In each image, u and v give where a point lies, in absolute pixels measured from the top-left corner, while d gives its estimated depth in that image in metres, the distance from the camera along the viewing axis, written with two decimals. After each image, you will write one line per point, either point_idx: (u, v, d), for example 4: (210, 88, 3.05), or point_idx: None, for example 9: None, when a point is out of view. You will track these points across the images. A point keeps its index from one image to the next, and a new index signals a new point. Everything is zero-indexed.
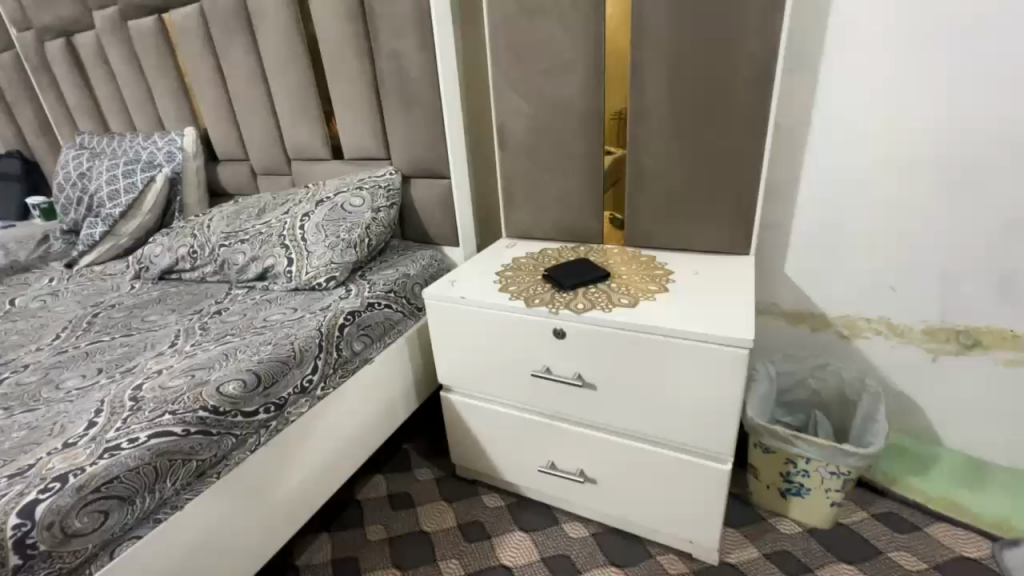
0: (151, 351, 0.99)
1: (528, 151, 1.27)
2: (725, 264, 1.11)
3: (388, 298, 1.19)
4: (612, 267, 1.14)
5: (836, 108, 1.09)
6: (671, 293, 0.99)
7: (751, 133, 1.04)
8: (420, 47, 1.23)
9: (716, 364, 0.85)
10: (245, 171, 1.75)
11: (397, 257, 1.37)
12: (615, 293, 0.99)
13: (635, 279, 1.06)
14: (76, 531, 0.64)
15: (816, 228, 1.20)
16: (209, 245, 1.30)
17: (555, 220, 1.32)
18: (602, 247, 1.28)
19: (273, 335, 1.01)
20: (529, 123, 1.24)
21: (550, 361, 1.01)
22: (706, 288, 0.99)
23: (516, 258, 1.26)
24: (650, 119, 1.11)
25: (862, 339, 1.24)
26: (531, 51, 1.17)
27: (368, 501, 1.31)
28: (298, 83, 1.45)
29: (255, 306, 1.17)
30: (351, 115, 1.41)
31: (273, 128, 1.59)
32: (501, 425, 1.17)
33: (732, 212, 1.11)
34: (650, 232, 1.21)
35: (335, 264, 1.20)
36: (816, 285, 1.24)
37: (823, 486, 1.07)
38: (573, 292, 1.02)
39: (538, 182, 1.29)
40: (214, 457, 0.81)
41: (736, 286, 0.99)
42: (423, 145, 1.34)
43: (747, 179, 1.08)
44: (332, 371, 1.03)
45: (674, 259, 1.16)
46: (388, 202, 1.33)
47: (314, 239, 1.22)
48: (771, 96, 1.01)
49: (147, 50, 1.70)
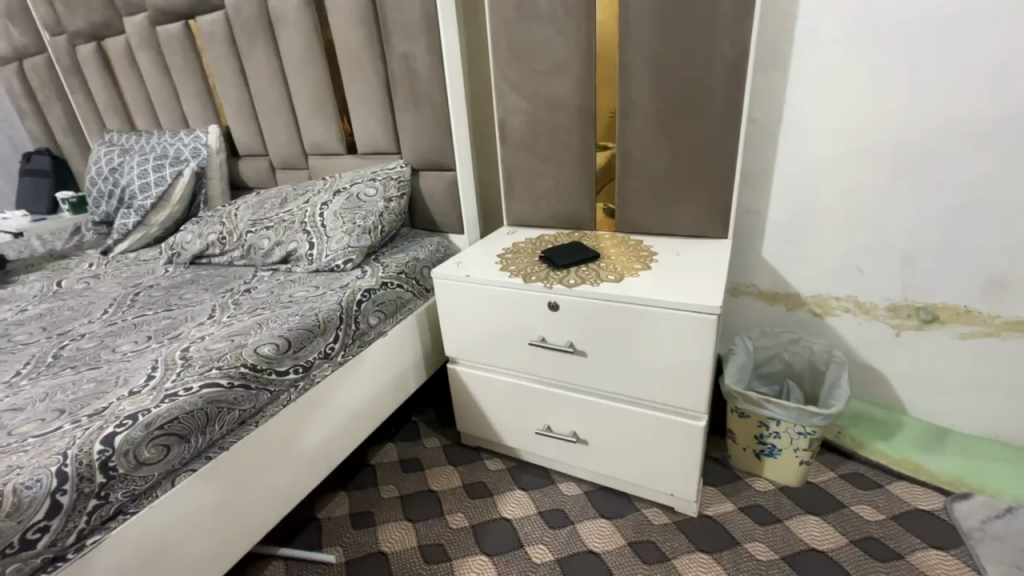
0: (192, 321, 1.12)
1: (527, 145, 1.39)
2: (705, 246, 1.23)
3: (399, 279, 1.32)
4: (602, 249, 1.26)
5: (805, 104, 1.20)
6: (653, 270, 1.11)
7: (726, 128, 1.16)
8: (429, 50, 1.36)
9: (690, 329, 0.97)
10: (264, 165, 1.88)
11: (407, 243, 1.49)
12: (602, 271, 1.12)
13: (622, 259, 1.18)
14: (146, 459, 0.77)
15: (788, 213, 1.31)
16: (237, 232, 1.43)
17: (552, 209, 1.44)
18: (595, 233, 1.40)
19: (299, 308, 1.13)
20: (527, 119, 1.36)
21: (545, 332, 1.13)
22: (685, 266, 1.11)
23: (516, 243, 1.38)
24: (636, 115, 1.23)
25: (832, 316, 1.36)
26: (530, 54, 1.29)
27: (382, 465, 1.43)
28: (316, 84, 1.58)
29: (280, 285, 1.30)
30: (365, 113, 1.53)
31: (292, 125, 1.72)
32: (502, 393, 1.29)
33: (711, 199, 1.23)
34: (637, 219, 1.33)
35: (352, 247, 1.32)
36: (790, 266, 1.36)
37: (791, 446, 1.19)
38: (566, 270, 1.15)
39: (536, 173, 1.41)
40: (253, 408, 0.94)
41: (711, 264, 1.11)
42: (431, 139, 1.46)
43: (723, 169, 1.20)
44: (350, 341, 1.16)
45: (659, 242, 1.28)
46: (399, 192, 1.46)
47: (332, 225, 1.35)
48: (743, 93, 1.12)
49: (174, 53, 1.83)
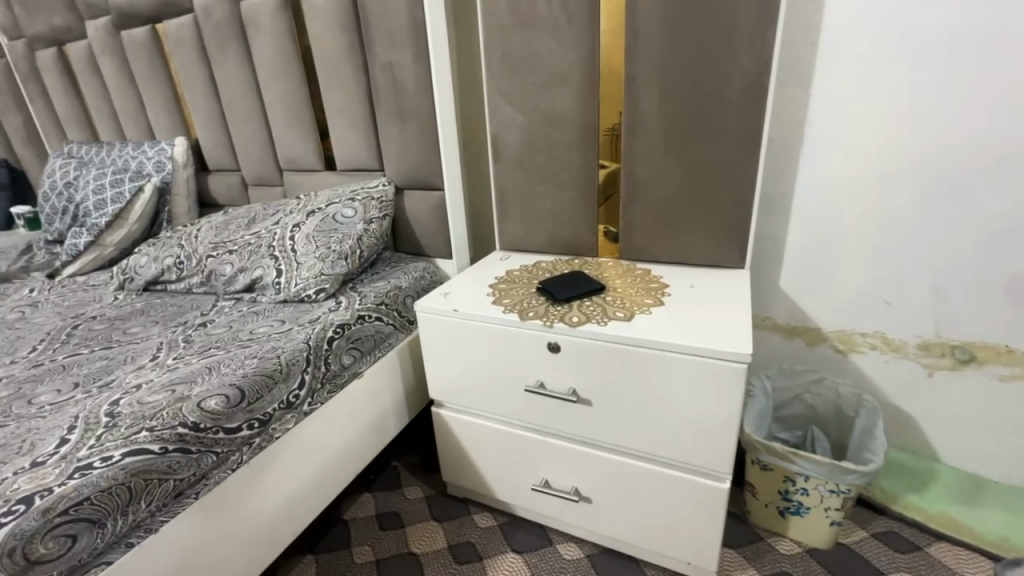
0: (131, 364, 0.95)
1: (523, 163, 1.27)
2: (720, 277, 1.11)
3: (379, 311, 1.18)
4: (606, 279, 1.14)
5: (827, 120, 1.09)
6: (665, 305, 0.98)
7: (743, 149, 1.04)
8: (415, 58, 1.23)
9: (712, 379, 0.83)
10: (235, 180, 1.72)
11: (389, 269, 1.35)
12: (610, 307, 0.99)
13: (630, 292, 1.05)
14: (40, 557, 0.61)
15: (808, 240, 1.19)
16: (196, 256, 1.27)
17: (550, 233, 1.31)
18: (597, 259, 1.27)
19: (260, 348, 0.97)
20: (523, 135, 1.24)
21: (544, 376, 0.99)
22: (702, 302, 0.99)
23: (510, 271, 1.25)
24: (645, 132, 1.11)
25: (857, 353, 1.23)
26: (526, 64, 1.17)
27: (356, 520, 1.26)
28: (292, 93, 1.44)
29: (242, 318, 1.14)
30: (345, 126, 1.40)
31: (265, 138, 1.57)
32: (493, 442, 1.14)
33: (725, 226, 1.11)
34: (646, 244, 1.20)
35: (326, 275, 1.18)
36: (811, 298, 1.23)
37: (821, 504, 1.05)
38: (568, 304, 1.01)
39: (533, 194, 1.29)
40: (193, 476, 0.78)
41: (730, 300, 0.98)
42: (416, 156, 1.33)
43: (740, 193, 1.08)
44: (319, 386, 1.00)
45: (669, 272, 1.15)
46: (381, 213, 1.33)
47: (303, 249, 1.20)
48: (765, 110, 1.01)
49: (139, 59, 1.68)
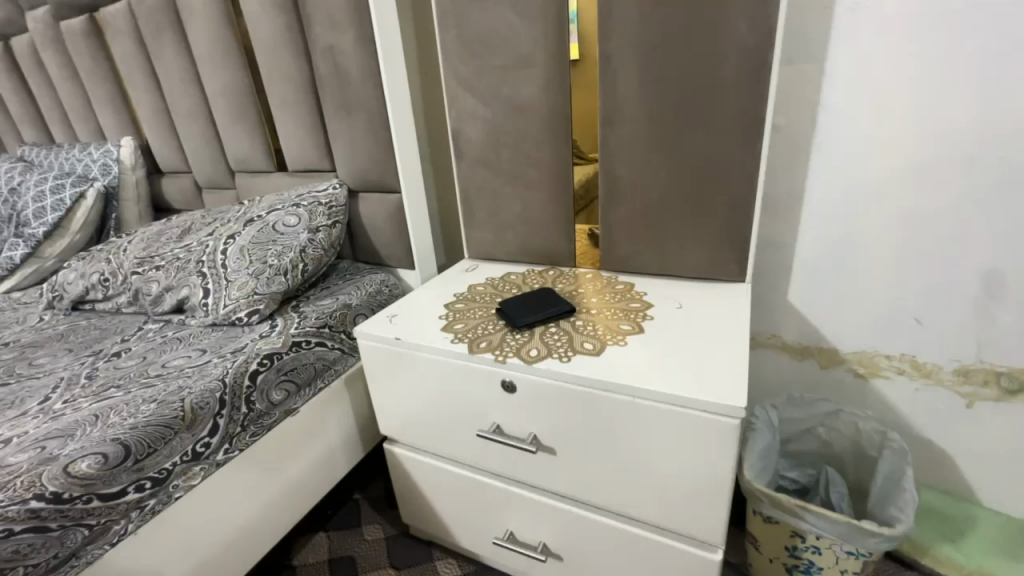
0: (16, 409, 0.82)
1: (486, 161, 1.10)
2: (714, 294, 0.93)
3: (320, 335, 1.03)
4: (579, 296, 0.97)
5: (846, 103, 0.90)
6: (645, 335, 0.81)
7: (740, 143, 0.86)
8: (359, 41, 1.06)
9: (697, 434, 0.67)
10: (188, 183, 1.58)
11: (341, 283, 1.20)
12: (576, 335, 0.82)
13: (605, 315, 0.88)
14: None
15: (822, 247, 1.01)
16: (121, 272, 1.13)
17: (520, 240, 1.14)
18: (574, 271, 1.10)
19: (164, 388, 0.83)
20: (486, 128, 1.07)
21: (500, 419, 0.83)
22: (689, 329, 0.81)
23: (473, 285, 1.09)
24: (624, 122, 0.93)
25: (880, 378, 1.05)
26: (485, 45, 0.99)
27: (305, 567, 1.13)
28: (234, 86, 1.29)
29: (162, 346, 1.00)
30: (291, 121, 1.24)
31: (212, 136, 1.43)
32: (451, 486, 0.98)
33: (720, 234, 0.93)
34: (628, 254, 1.02)
35: (260, 295, 1.03)
36: (825, 315, 1.05)
37: (837, 566, 0.88)
38: (529, 331, 0.85)
39: (499, 197, 1.12)
40: (54, 558, 0.65)
41: (723, 325, 0.81)
42: (368, 154, 1.17)
43: (737, 194, 0.89)
44: (238, 431, 0.86)
45: (655, 287, 0.98)
46: (330, 220, 1.18)
47: (235, 265, 1.05)
48: (767, 94, 0.82)
49: (80, 52, 1.54)
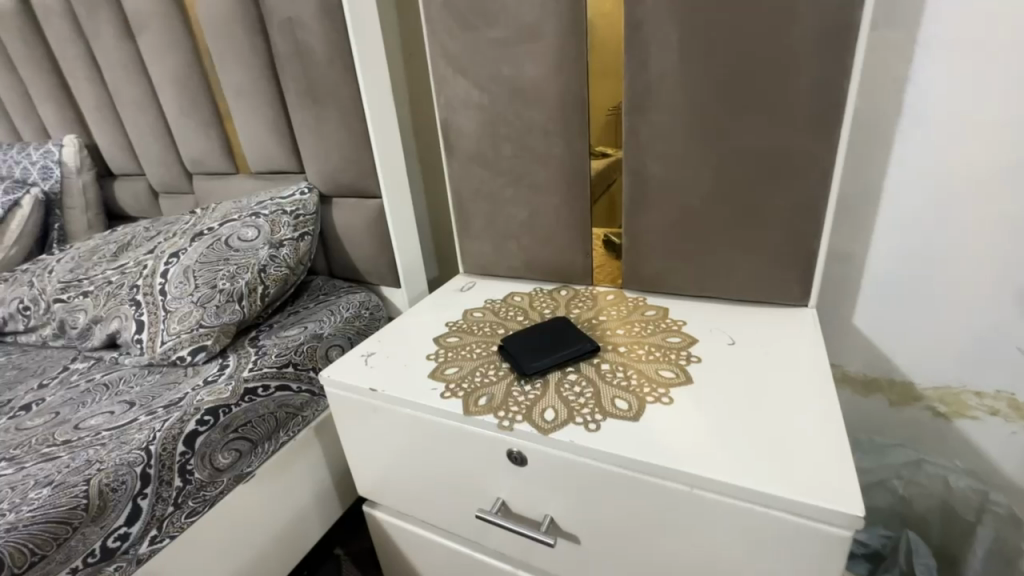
0: None
1: (482, 158, 0.90)
2: (772, 324, 0.75)
3: (282, 376, 0.84)
4: (601, 328, 0.78)
5: (940, 80, 0.70)
6: (694, 387, 0.62)
7: (810, 134, 0.67)
8: (323, 13, 0.86)
9: (786, 544, 0.49)
10: (142, 187, 1.38)
11: (313, 306, 1.01)
12: (602, 388, 0.63)
13: (638, 356, 0.69)
14: None
15: (899, 261, 0.81)
16: (43, 299, 0.94)
17: (525, 254, 0.94)
18: (592, 291, 0.91)
19: (67, 462, 0.64)
20: (481, 119, 0.87)
21: (506, 495, 0.65)
22: (754, 380, 0.63)
23: (470, 310, 0.89)
24: (658, 109, 0.73)
25: (967, 419, 0.85)
26: (478, 13, 0.79)
27: None
28: (183, 73, 1.09)
29: (83, 395, 0.80)
30: (250, 114, 1.04)
31: (164, 133, 1.23)
32: (445, 563, 0.80)
33: (779, 249, 0.74)
34: (660, 272, 0.83)
35: (207, 328, 0.84)
36: (898, 342, 0.86)
37: None
38: (541, 381, 0.66)
39: (499, 201, 0.92)
40: None
41: (797, 375, 0.63)
42: (340, 152, 0.97)
43: (804, 199, 0.70)
44: (171, 512, 0.67)
45: (696, 315, 0.79)
46: (297, 232, 0.98)
47: (176, 291, 0.86)
48: (851, 68, 0.63)
49: (11, 36, 1.33)
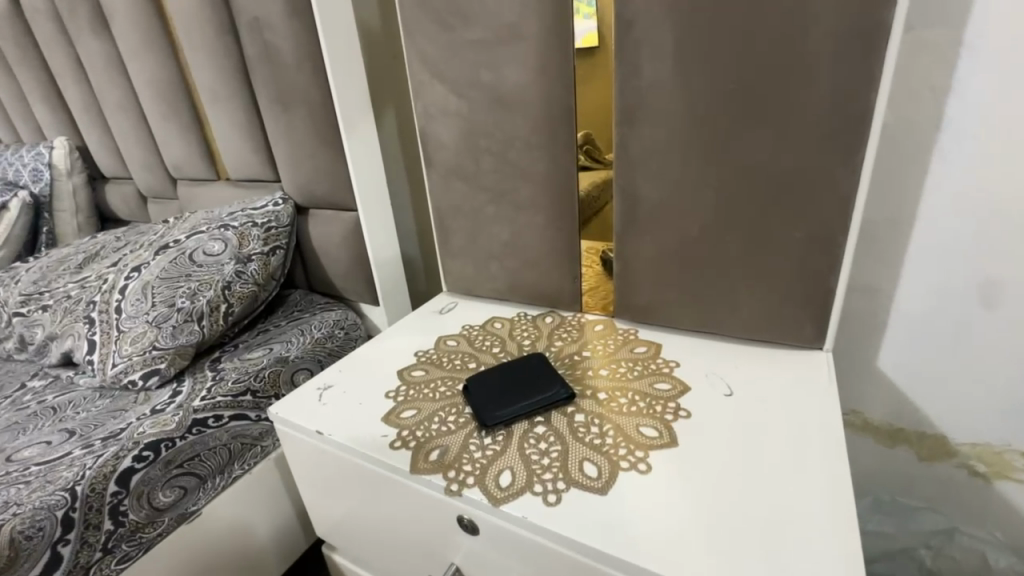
0: None
1: (460, 171, 0.82)
2: (779, 370, 0.65)
3: (238, 405, 0.78)
4: (582, 367, 0.69)
5: (990, 91, 0.59)
6: (679, 453, 0.53)
7: (828, 155, 0.57)
8: (291, 12, 0.79)
9: None
10: (130, 191, 1.35)
11: (285, 325, 0.95)
12: (570, 447, 0.55)
13: (618, 406, 0.60)
14: None
15: (933, 299, 0.70)
16: (6, 311, 0.91)
17: (507, 275, 0.86)
18: (579, 319, 0.82)
19: None
20: (459, 128, 0.79)
21: (461, 562, 0.57)
22: (750, 448, 0.54)
23: (444, 336, 0.81)
24: (651, 121, 0.64)
25: (1011, 483, 0.73)
26: (453, 12, 0.71)
27: None
28: (161, 75, 1.04)
29: (29, 419, 0.76)
30: (225, 120, 0.99)
31: (147, 137, 1.19)
32: None
33: (790, 285, 0.64)
34: (653, 304, 0.74)
35: (161, 350, 0.79)
36: (930, 390, 0.75)
37: None
38: (504, 433, 0.58)
39: (479, 218, 0.84)
40: None
41: (804, 444, 0.54)
42: (314, 161, 0.91)
43: (818, 230, 0.60)
44: (98, 559, 0.62)
45: (692, 354, 0.69)
46: (267, 246, 0.92)
47: (131, 310, 0.81)
48: (879, 79, 0.52)
49: (5, 37, 1.31)
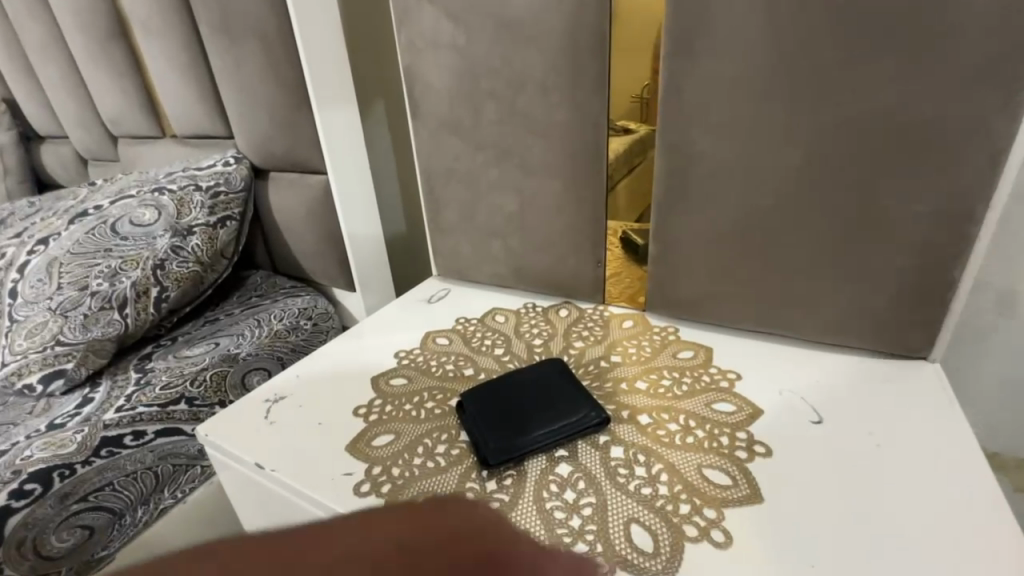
0: None
1: (454, 123, 0.64)
2: (878, 387, 0.49)
3: (166, 418, 0.61)
4: (613, 378, 0.53)
5: None
6: (769, 521, 0.38)
7: (982, 93, 0.39)
8: None
9: None
10: (68, 152, 1.15)
11: (238, 314, 0.78)
12: (609, 502, 0.39)
13: (670, 439, 0.44)
14: None
15: None
16: None
17: (512, 257, 0.69)
18: (602, 313, 0.65)
19: None
20: (454, 67, 0.61)
21: None
22: (866, 516, 0.38)
23: (432, 331, 0.65)
24: (718, 47, 0.46)
25: None
26: None
27: None
28: (87, 4, 0.84)
29: None
30: (163, 59, 0.79)
31: (79, 85, 0.99)
32: None
33: (897, 277, 0.47)
34: (701, 297, 0.57)
35: (67, 347, 0.63)
36: None
37: None
38: (512, 474, 0.42)
39: (478, 185, 0.67)
40: None
41: (937, 508, 0.38)
42: (272, 111, 0.73)
43: (950, 203, 0.43)
44: None
45: (754, 363, 0.53)
46: (213, 215, 0.73)
47: (32, 295, 0.66)
48: None
49: None
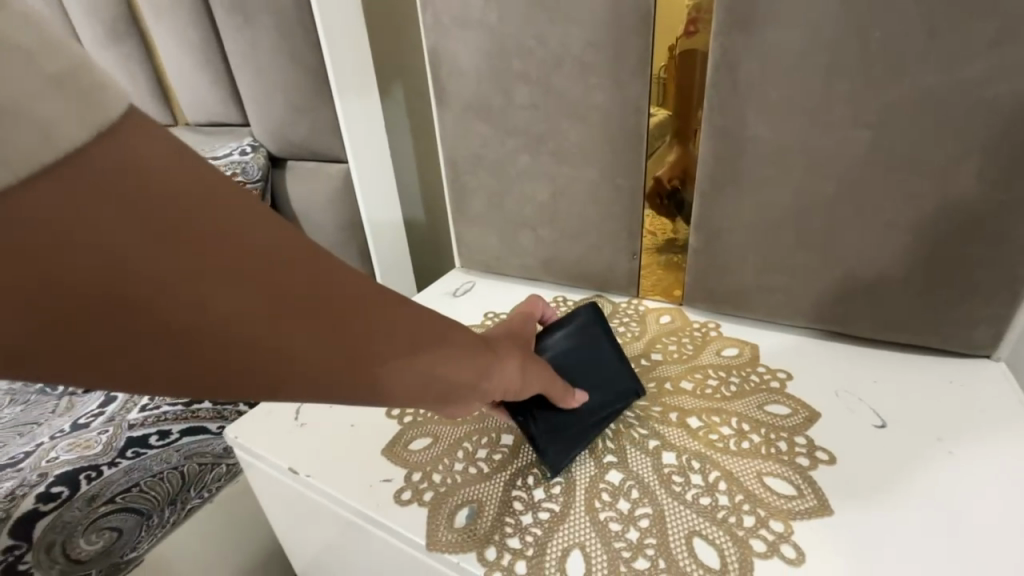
0: None
1: (483, 107, 0.61)
2: (941, 389, 0.46)
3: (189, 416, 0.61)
4: (657, 377, 0.50)
5: None
6: (840, 539, 0.36)
7: None
8: None
9: None
10: None
11: None
12: (667, 512, 0.37)
13: (725, 445, 0.42)
14: None
15: None
16: None
17: (542, 248, 0.67)
18: (638, 306, 0.63)
19: None
20: (484, 46, 0.58)
21: None
22: (945, 531, 0.36)
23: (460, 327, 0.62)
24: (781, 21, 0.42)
25: None
26: None
27: None
28: None
29: None
30: (175, 42, 0.76)
31: None
32: None
33: (968, 270, 0.44)
34: (747, 290, 0.54)
35: None
36: None
37: None
38: (562, 483, 0.40)
39: (507, 173, 0.64)
40: None
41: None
42: (291, 96, 0.70)
43: None
44: None
45: (805, 361, 0.51)
46: None
47: None
48: None
49: None
